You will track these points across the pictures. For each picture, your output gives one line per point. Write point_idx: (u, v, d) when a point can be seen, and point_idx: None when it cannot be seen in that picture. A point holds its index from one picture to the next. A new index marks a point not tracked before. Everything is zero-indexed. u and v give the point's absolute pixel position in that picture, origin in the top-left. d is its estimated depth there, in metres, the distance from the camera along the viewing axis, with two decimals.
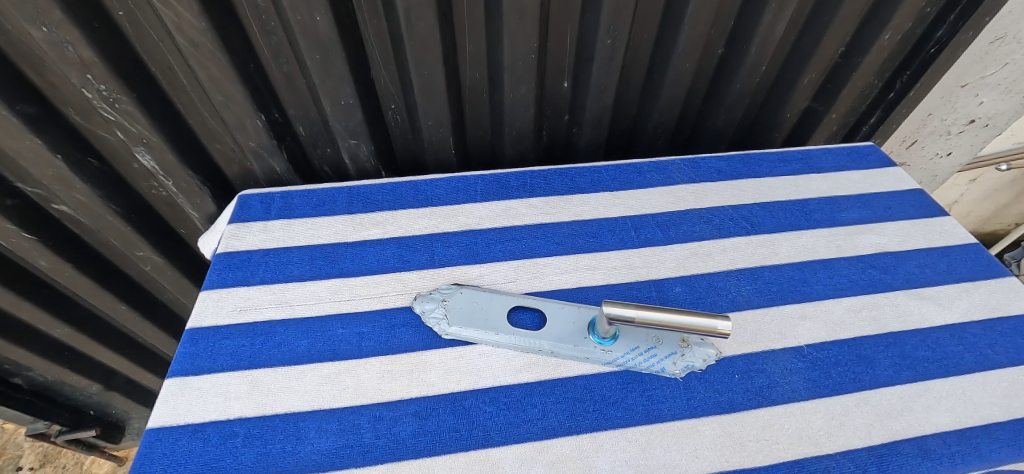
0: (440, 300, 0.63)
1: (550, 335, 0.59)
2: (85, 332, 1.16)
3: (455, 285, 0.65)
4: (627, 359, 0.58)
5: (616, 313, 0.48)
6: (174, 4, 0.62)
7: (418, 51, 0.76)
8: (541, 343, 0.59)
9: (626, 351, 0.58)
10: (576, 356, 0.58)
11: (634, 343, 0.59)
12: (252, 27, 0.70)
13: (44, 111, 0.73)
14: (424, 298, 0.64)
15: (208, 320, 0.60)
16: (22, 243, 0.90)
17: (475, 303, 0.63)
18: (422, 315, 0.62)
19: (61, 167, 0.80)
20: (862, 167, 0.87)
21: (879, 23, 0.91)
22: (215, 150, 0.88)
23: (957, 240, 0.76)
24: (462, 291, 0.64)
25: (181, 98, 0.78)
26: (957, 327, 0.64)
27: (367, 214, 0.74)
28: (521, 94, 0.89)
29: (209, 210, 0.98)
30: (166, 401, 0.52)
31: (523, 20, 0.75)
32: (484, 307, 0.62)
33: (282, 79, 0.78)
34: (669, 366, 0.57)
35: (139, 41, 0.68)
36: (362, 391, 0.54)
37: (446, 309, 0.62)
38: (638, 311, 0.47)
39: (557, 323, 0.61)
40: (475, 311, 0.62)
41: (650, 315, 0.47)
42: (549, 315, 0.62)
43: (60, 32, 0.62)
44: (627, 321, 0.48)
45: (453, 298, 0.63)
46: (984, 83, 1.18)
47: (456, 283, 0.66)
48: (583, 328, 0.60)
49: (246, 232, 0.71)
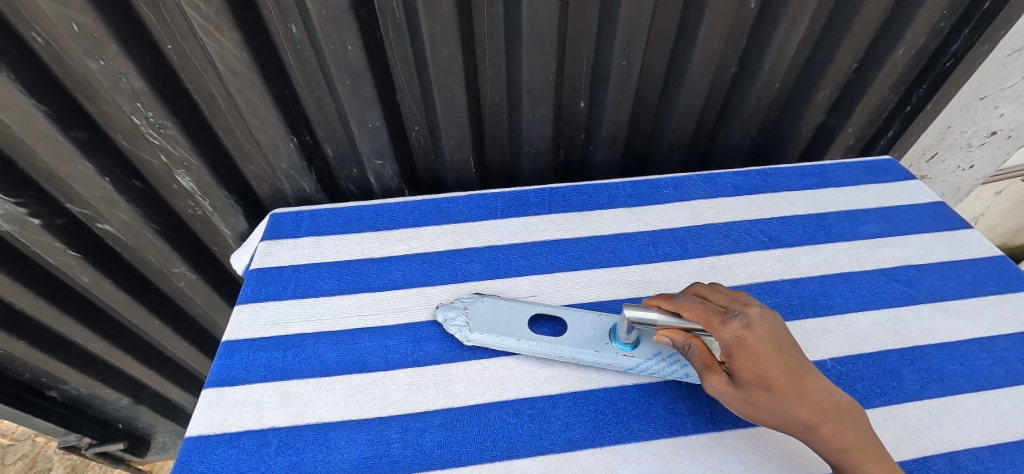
0: (462, 309, 0.64)
1: (571, 341, 0.60)
2: (119, 346, 1.21)
3: (476, 294, 0.67)
4: (650, 364, 0.58)
5: (638, 316, 0.50)
6: (219, 38, 0.67)
7: (441, 74, 0.80)
8: (561, 349, 0.59)
9: (648, 356, 0.58)
10: (598, 362, 0.58)
11: (657, 349, 0.59)
12: (287, 56, 0.75)
13: (95, 136, 0.79)
14: (445, 307, 0.65)
15: (243, 333, 0.63)
16: (67, 260, 0.95)
17: (497, 311, 0.64)
18: (444, 322, 0.63)
19: (108, 188, 0.85)
20: (881, 180, 0.87)
21: (891, 40, 0.93)
22: (248, 171, 0.92)
23: (983, 252, 0.75)
24: (482, 300, 0.66)
25: (220, 123, 0.83)
26: (985, 340, 0.63)
27: (392, 230, 0.77)
28: (540, 113, 0.92)
29: (241, 228, 1.03)
30: (203, 411, 0.55)
31: (541, 43, 0.79)
32: (504, 315, 0.63)
33: (313, 103, 0.82)
34: (692, 371, 0.57)
35: (183, 71, 0.74)
36: (389, 402, 0.56)
37: (468, 317, 0.63)
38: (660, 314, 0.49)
39: (579, 328, 0.62)
40: (495, 318, 0.63)
41: (671, 320, 0.49)
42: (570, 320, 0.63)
43: (115, 64, 0.68)
44: (650, 324, 0.50)
45: (473, 306, 0.65)
46: (1004, 95, 1.17)
47: (477, 293, 0.67)
48: (604, 335, 0.60)
49: (277, 249, 0.75)
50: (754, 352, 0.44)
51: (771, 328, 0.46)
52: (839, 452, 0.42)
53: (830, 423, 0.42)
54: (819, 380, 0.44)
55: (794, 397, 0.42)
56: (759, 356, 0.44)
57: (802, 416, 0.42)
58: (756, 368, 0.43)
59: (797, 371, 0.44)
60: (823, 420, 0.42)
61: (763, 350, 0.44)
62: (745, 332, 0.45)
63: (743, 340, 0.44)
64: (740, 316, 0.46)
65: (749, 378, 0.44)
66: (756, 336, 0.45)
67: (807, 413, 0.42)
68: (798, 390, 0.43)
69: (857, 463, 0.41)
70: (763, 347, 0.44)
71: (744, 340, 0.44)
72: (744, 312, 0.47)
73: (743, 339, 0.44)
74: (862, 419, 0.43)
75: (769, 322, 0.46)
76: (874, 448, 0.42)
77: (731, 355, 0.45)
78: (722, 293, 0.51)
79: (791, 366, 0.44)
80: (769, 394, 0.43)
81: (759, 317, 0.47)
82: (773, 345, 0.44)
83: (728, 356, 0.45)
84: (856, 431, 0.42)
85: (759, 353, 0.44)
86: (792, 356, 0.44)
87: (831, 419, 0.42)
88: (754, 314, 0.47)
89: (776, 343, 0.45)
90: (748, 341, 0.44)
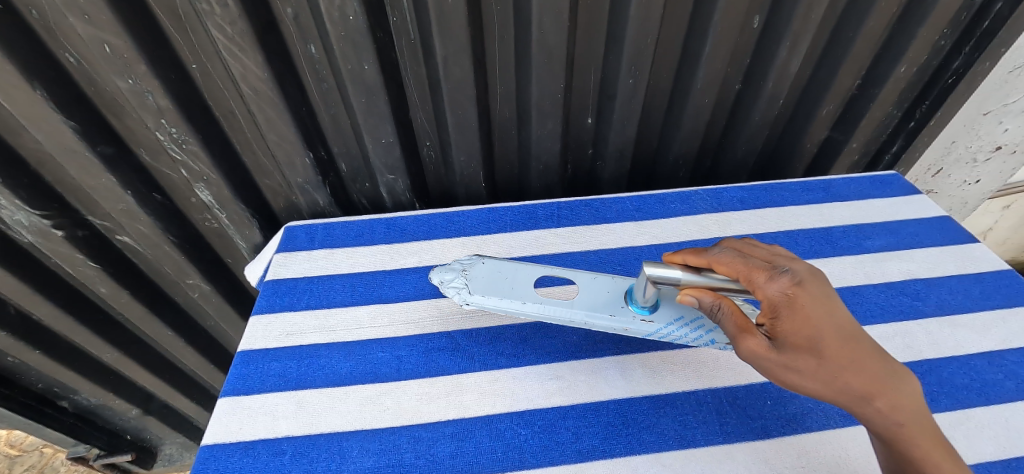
0: (461, 271, 0.64)
1: (583, 305, 0.61)
2: (131, 357, 1.22)
3: (476, 258, 0.66)
4: (670, 329, 0.60)
5: (660, 275, 0.51)
6: (242, 58, 0.70)
7: (452, 92, 0.82)
8: (573, 313, 0.60)
9: (667, 321, 0.60)
10: (613, 326, 0.59)
11: (677, 314, 0.61)
12: (306, 75, 0.78)
13: (119, 151, 0.82)
14: (442, 269, 0.64)
15: (258, 343, 0.65)
16: (86, 271, 0.98)
17: (499, 274, 0.64)
18: (440, 285, 0.62)
19: (130, 201, 0.88)
20: (887, 195, 0.88)
21: (893, 57, 0.95)
22: (264, 185, 0.95)
23: (990, 266, 0.75)
24: (482, 263, 0.66)
25: (239, 138, 0.86)
26: (995, 354, 0.63)
27: (404, 243, 0.79)
28: (548, 129, 0.95)
29: (256, 240, 1.05)
30: (219, 419, 0.56)
31: (549, 61, 0.82)
32: (507, 279, 0.64)
33: (329, 120, 0.85)
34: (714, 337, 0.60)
35: (206, 89, 0.77)
36: (401, 412, 0.57)
37: (468, 279, 0.63)
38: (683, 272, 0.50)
39: (590, 295, 0.63)
40: (499, 282, 0.63)
41: (696, 278, 0.49)
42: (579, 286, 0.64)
43: (143, 83, 0.71)
44: (673, 282, 0.51)
45: (472, 269, 0.64)
46: (1007, 111, 1.18)
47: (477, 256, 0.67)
48: (619, 298, 0.62)
49: (292, 261, 0.76)
50: (803, 313, 0.44)
51: (821, 288, 0.46)
52: (895, 424, 0.41)
53: (885, 392, 0.41)
54: (871, 347, 0.43)
55: (846, 364, 0.42)
56: (808, 317, 0.44)
57: (855, 384, 0.42)
58: (805, 330, 0.44)
59: (848, 337, 0.44)
60: (877, 389, 0.41)
61: (812, 310, 0.44)
62: (794, 290, 0.45)
63: (791, 299, 0.45)
64: (790, 275, 0.46)
65: (797, 340, 0.44)
66: (805, 295, 0.45)
67: (859, 380, 0.42)
68: (850, 356, 0.42)
69: (913, 435, 0.41)
70: (812, 308, 0.44)
71: (793, 299, 0.45)
72: (794, 271, 0.47)
73: (792, 297, 0.45)
74: (917, 393, 0.42)
75: (819, 282, 0.47)
76: (927, 420, 0.41)
77: (778, 314, 0.45)
78: (769, 253, 0.51)
79: (842, 330, 0.44)
80: (818, 357, 0.43)
81: (809, 277, 0.47)
82: (824, 307, 0.45)
83: (775, 314, 0.45)
84: (911, 403, 0.42)
85: (808, 314, 0.44)
86: (843, 319, 0.45)
87: (885, 387, 0.42)
88: (804, 273, 0.48)
89: (827, 305, 0.45)
90: (796, 300, 0.45)
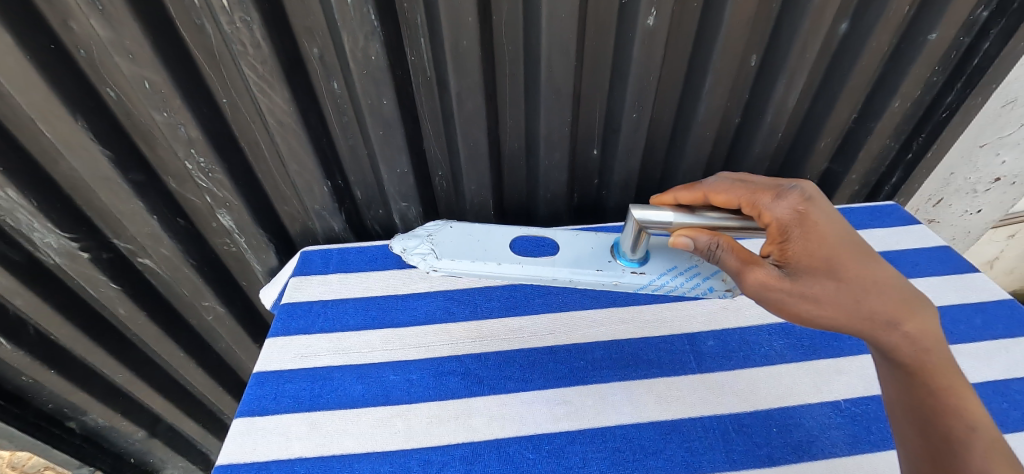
0: (424, 236, 0.82)
1: (563, 263, 0.77)
2: (142, 377, 1.24)
3: (443, 224, 0.85)
4: (659, 279, 0.75)
5: (651, 216, 0.64)
6: (271, 94, 0.75)
7: (465, 125, 0.87)
8: (555, 271, 0.76)
9: (658, 272, 0.75)
10: (603, 280, 0.75)
11: (666, 266, 0.76)
12: (328, 109, 0.83)
13: (149, 179, 0.87)
14: (403, 238, 0.83)
15: (274, 364, 0.67)
16: (107, 292, 1.01)
17: (466, 236, 0.82)
18: (402, 250, 0.80)
19: (155, 226, 0.92)
20: (887, 225, 0.90)
21: (886, 93, 0.98)
22: (283, 211, 0.99)
23: (992, 295, 0.76)
24: (449, 228, 0.84)
25: (261, 167, 0.90)
26: (1000, 383, 0.63)
27: (416, 268, 0.81)
28: (556, 160, 0.99)
29: (271, 264, 1.08)
30: (234, 439, 0.58)
31: (557, 97, 0.86)
32: (476, 240, 0.82)
33: (347, 151, 0.90)
34: (700, 286, 0.75)
35: (235, 121, 0.81)
36: (411, 435, 0.58)
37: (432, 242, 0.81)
38: (675, 214, 0.63)
39: (572, 256, 0.79)
40: (468, 243, 0.81)
41: (688, 216, 0.61)
42: (561, 247, 0.81)
43: (177, 116, 0.75)
44: (664, 223, 0.64)
45: (437, 234, 0.83)
46: (1003, 143, 1.21)
47: (444, 223, 0.85)
48: (611, 254, 0.78)
49: (308, 285, 0.79)
50: (813, 230, 0.54)
51: (827, 213, 0.56)
52: (922, 351, 0.49)
53: (908, 317, 0.49)
54: (886, 272, 0.52)
55: (867, 289, 0.51)
56: (817, 235, 0.54)
57: (882, 309, 0.50)
58: (819, 251, 0.53)
59: (863, 262, 0.53)
60: (900, 314, 0.49)
61: (819, 227, 0.54)
62: (799, 208, 0.56)
63: (800, 216, 0.55)
64: (797, 198, 0.57)
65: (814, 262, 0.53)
66: (811, 213, 0.55)
67: (880, 301, 0.50)
68: (869, 282, 0.51)
69: (935, 364, 0.48)
70: (820, 227, 0.54)
71: (805, 215, 0.55)
72: (802, 192, 0.58)
73: (799, 214, 0.55)
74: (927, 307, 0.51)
75: (823, 206, 0.57)
76: (942, 346, 0.49)
77: (790, 234, 0.55)
78: (770, 181, 0.62)
79: (853, 252, 0.53)
80: (837, 275, 0.52)
81: (813, 199, 0.57)
82: (829, 225, 0.54)
83: (787, 234, 0.55)
84: (929, 325, 0.50)
85: (818, 233, 0.54)
86: (855, 243, 0.54)
87: (900, 305, 0.50)
88: (809, 194, 0.58)
89: (836, 224, 0.55)
90: (804, 217, 0.55)
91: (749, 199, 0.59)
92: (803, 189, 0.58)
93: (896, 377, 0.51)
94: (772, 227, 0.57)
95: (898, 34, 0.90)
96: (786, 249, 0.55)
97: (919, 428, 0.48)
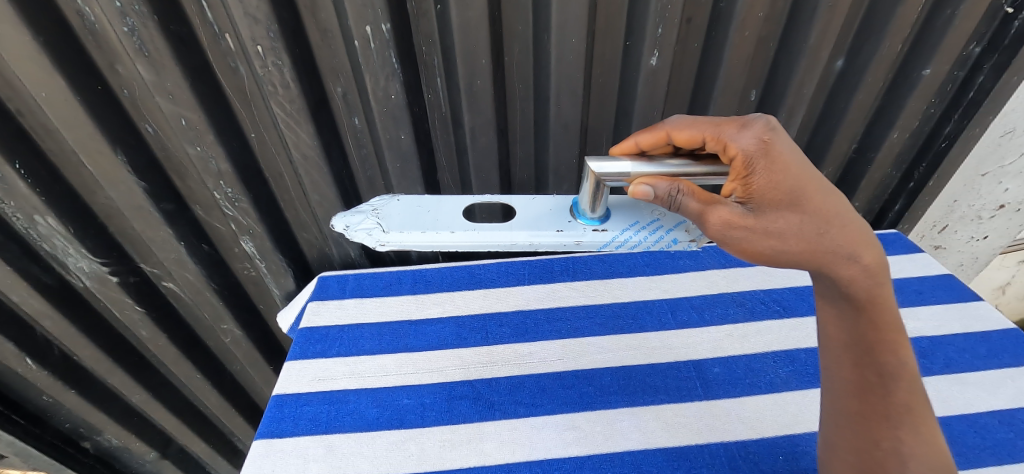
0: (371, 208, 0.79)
1: (521, 226, 0.72)
2: (158, 398, 1.26)
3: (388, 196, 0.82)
4: (623, 235, 0.69)
5: (608, 169, 0.59)
6: (297, 130, 0.80)
7: (478, 157, 0.92)
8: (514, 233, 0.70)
9: (619, 228, 0.70)
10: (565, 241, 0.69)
11: (627, 224, 0.71)
12: (349, 143, 0.88)
13: (178, 207, 0.91)
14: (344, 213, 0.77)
15: (292, 387, 0.69)
16: (132, 314, 1.05)
17: (413, 206, 0.79)
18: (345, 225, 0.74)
19: (181, 251, 0.96)
20: (889, 253, 0.92)
21: (885, 125, 1.02)
22: (302, 238, 1.05)
23: (997, 324, 0.77)
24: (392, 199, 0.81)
25: (285, 197, 0.96)
26: (1006, 413, 0.64)
27: (429, 294, 0.84)
28: (564, 190, 1.03)
29: (288, 287, 1.13)
30: (254, 461, 0.60)
31: (566, 131, 0.91)
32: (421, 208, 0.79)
33: (366, 181, 0.95)
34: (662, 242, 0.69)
35: (262, 154, 0.87)
36: (425, 459, 0.60)
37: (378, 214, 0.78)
38: (633, 164, 0.58)
39: (531, 219, 0.74)
40: (413, 213, 0.78)
41: (645, 166, 0.57)
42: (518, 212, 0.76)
43: (209, 150, 0.80)
44: (622, 175, 0.59)
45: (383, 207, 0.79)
46: (1005, 172, 1.23)
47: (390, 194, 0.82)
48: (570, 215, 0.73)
49: (325, 309, 0.82)
50: (776, 164, 0.51)
51: (785, 143, 0.53)
52: (874, 282, 0.52)
53: (859, 245, 0.51)
54: (840, 200, 0.53)
55: (828, 219, 0.51)
56: (780, 166, 0.51)
57: (840, 240, 0.51)
58: (783, 182, 0.51)
59: (822, 193, 0.52)
60: (854, 243, 0.51)
61: (783, 159, 0.51)
62: (759, 143, 0.52)
63: (761, 152, 0.52)
64: (756, 134, 0.53)
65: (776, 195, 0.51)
66: (772, 147, 0.52)
67: (839, 231, 0.51)
68: (831, 212, 0.51)
69: (882, 292, 0.52)
70: (782, 159, 0.51)
71: (769, 146, 0.52)
72: (761, 127, 0.54)
73: (761, 150, 0.52)
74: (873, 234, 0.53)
75: (780, 137, 0.53)
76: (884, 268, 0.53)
77: (754, 168, 0.52)
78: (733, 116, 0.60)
79: (814, 182, 0.52)
80: (802, 207, 0.51)
81: (771, 132, 0.54)
82: (791, 156, 0.52)
83: (751, 168, 0.52)
84: (875, 251, 0.52)
85: (781, 165, 0.51)
86: (813, 172, 0.52)
87: (856, 234, 0.52)
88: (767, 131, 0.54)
89: (796, 156, 0.52)
90: (766, 151, 0.51)
91: (714, 132, 0.56)
92: (765, 122, 0.55)
93: (839, 309, 0.53)
94: (737, 159, 0.53)
95: (893, 71, 0.94)
96: (750, 183, 0.53)
97: (857, 362, 0.51)
